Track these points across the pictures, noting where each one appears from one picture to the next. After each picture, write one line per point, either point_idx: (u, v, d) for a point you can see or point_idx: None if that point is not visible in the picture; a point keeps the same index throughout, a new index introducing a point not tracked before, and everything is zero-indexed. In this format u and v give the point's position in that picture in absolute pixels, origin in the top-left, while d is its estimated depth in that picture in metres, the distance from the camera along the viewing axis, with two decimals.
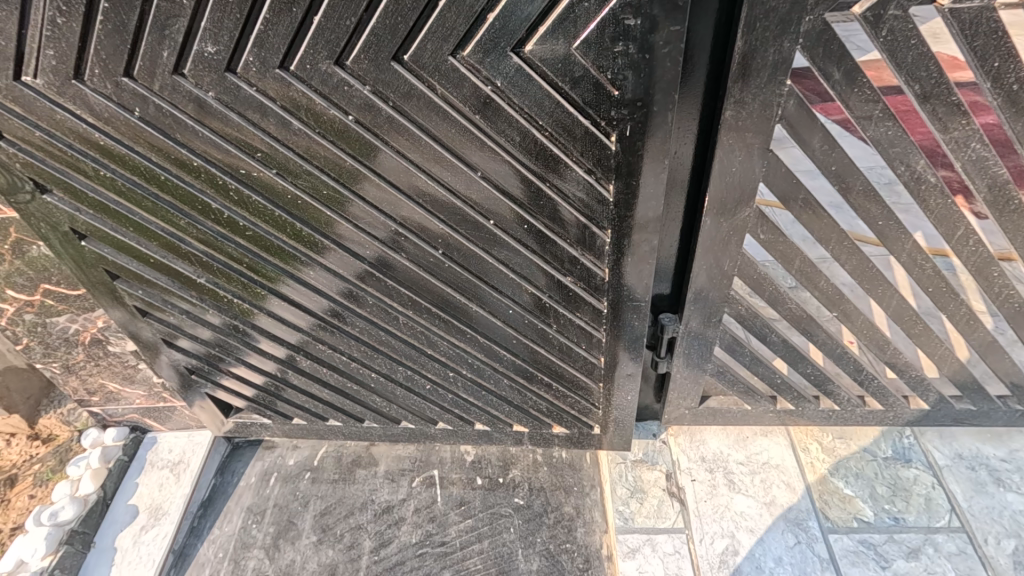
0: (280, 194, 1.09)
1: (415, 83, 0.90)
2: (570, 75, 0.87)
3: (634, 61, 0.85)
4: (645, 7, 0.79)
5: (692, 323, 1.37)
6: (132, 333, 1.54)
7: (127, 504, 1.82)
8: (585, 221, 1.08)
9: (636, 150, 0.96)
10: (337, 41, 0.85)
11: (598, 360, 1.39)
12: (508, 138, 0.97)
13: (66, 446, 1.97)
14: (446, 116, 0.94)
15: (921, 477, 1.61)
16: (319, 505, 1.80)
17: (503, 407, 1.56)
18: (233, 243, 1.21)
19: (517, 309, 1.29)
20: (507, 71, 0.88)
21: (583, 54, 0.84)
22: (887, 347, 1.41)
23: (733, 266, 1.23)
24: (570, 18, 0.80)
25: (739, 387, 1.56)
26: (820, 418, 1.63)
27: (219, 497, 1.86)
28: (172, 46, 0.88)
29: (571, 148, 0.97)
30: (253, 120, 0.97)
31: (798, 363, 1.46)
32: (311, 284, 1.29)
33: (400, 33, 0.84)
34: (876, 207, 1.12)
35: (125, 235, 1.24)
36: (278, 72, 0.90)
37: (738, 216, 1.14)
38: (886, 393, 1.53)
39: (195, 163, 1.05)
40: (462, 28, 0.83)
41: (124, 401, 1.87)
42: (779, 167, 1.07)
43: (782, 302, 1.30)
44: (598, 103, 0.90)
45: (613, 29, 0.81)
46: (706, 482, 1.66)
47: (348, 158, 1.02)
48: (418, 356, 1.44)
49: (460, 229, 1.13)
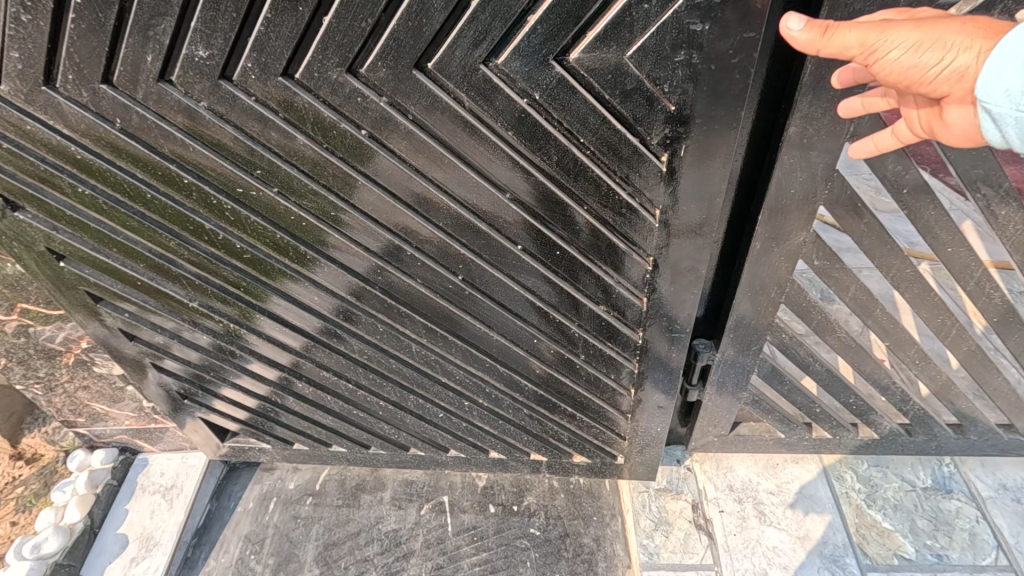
0: (283, 215, 0.97)
1: (439, 94, 0.78)
2: (621, 88, 0.76)
3: (697, 73, 0.73)
4: (716, 10, 0.67)
5: (729, 352, 1.27)
6: (119, 354, 1.42)
7: (116, 533, 1.71)
8: (625, 247, 0.98)
9: (689, 172, 0.85)
10: (350, 46, 0.73)
11: (627, 392, 1.30)
12: (545, 157, 0.85)
13: (50, 468, 1.85)
14: (475, 131, 0.82)
15: (964, 509, 1.52)
16: (321, 534, 1.69)
17: (521, 436, 1.45)
18: (229, 266, 1.09)
19: (542, 337, 1.18)
20: (547, 83, 0.76)
21: (637, 64, 0.73)
22: (938, 376, 1.32)
23: (782, 294, 1.12)
24: (626, 22, 0.68)
25: (774, 415, 1.46)
26: (858, 447, 1.54)
27: (215, 525, 1.74)
28: (157, 48, 0.75)
29: (616, 168, 0.86)
30: (252, 133, 0.85)
31: (840, 392, 1.36)
32: (316, 308, 1.18)
33: (424, 37, 0.72)
34: (944, 232, 1.01)
35: (108, 255, 1.12)
36: (281, 80, 0.77)
37: (792, 242, 1.02)
38: (931, 422, 1.44)
39: (186, 180, 0.93)
40: (498, 32, 0.71)
41: (112, 422, 1.75)
42: (843, 188, 0.96)
43: (831, 330, 1.20)
44: (650, 119, 0.79)
45: (675, 36, 0.69)
46: (735, 513, 1.56)
47: (361, 177, 0.90)
48: (432, 383, 1.33)
49: (484, 254, 1.02)
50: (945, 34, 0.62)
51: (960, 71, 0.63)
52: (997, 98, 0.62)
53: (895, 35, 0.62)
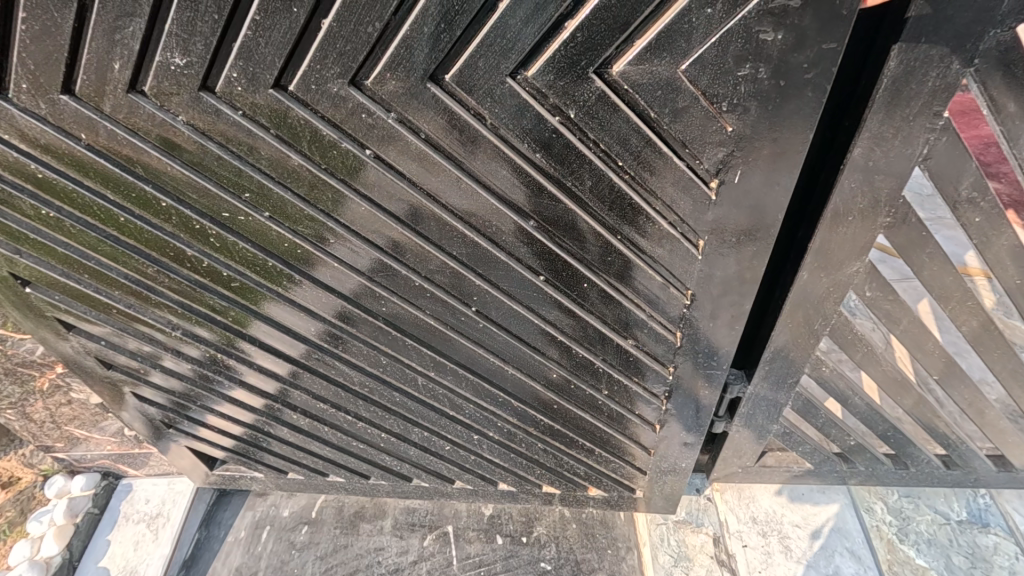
0: (275, 241, 0.86)
1: (458, 111, 0.67)
2: (672, 106, 0.65)
3: (762, 90, 0.63)
4: (794, 15, 0.56)
5: (764, 384, 1.16)
6: (97, 380, 1.31)
7: (97, 566, 1.60)
8: (663, 278, 0.88)
9: (741, 199, 0.75)
10: (354, 54, 0.62)
11: (651, 427, 1.21)
12: (578, 182, 0.74)
13: (28, 494, 1.73)
14: (497, 153, 0.71)
15: (1002, 544, 1.43)
16: (317, 566, 1.58)
17: (534, 469, 1.36)
18: (215, 294, 0.98)
19: (563, 372, 1.08)
20: (585, 99, 0.64)
21: (692, 79, 0.62)
22: (984, 408, 1.22)
23: (826, 325, 1.02)
24: (683, 29, 0.57)
25: (803, 447, 1.36)
26: (890, 479, 1.45)
27: (203, 555, 1.63)
28: (125, 54, 0.64)
29: (657, 194, 0.76)
30: (238, 153, 0.73)
31: (877, 423, 1.27)
32: (312, 338, 1.07)
33: (442, 44, 0.60)
34: (1013, 261, 0.91)
35: (80, 281, 1.01)
36: (272, 93, 0.66)
37: (844, 271, 0.92)
38: (971, 454, 1.35)
39: (164, 203, 0.81)
40: (530, 40, 0.59)
41: (93, 447, 1.63)
42: (906, 214, 0.85)
43: (876, 361, 1.11)
44: (703, 141, 0.68)
45: (741, 46, 0.59)
46: (759, 548, 1.46)
47: (364, 202, 0.79)
48: (438, 417, 1.23)
49: (501, 284, 0.91)
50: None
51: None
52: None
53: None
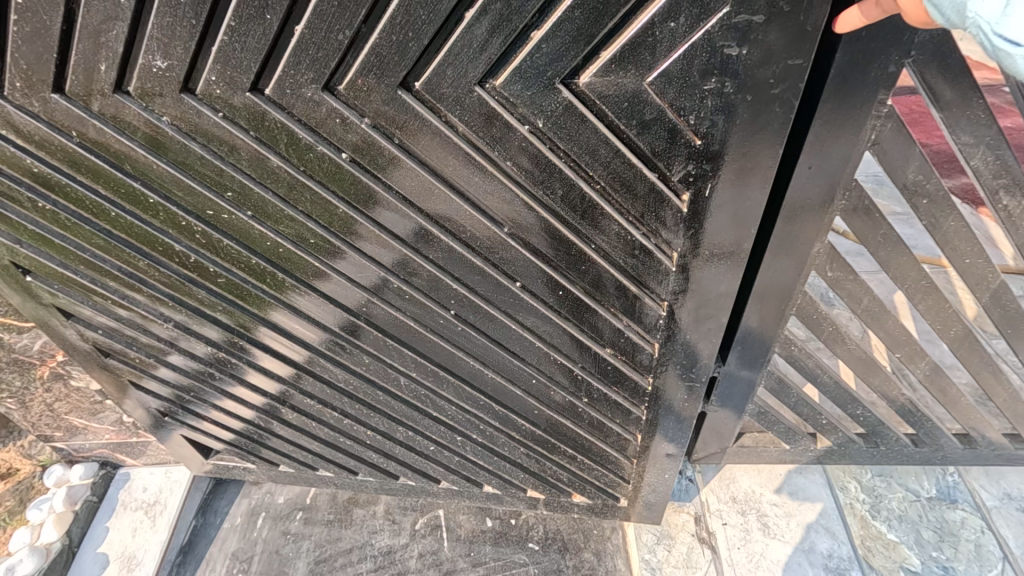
0: (259, 240, 0.91)
1: (428, 116, 0.71)
2: (638, 118, 0.70)
3: (728, 103, 0.67)
4: (756, 31, 0.61)
5: (738, 363, 1.22)
6: (98, 369, 1.35)
7: (96, 553, 1.65)
8: (638, 291, 0.94)
9: (713, 212, 0.81)
10: (327, 60, 0.66)
11: (633, 438, 1.28)
12: (549, 190, 0.79)
13: (27, 484, 1.76)
14: (467, 159, 0.76)
15: (968, 520, 1.50)
16: (312, 551, 1.63)
17: (517, 473, 1.42)
18: (203, 289, 1.03)
19: (543, 378, 1.14)
20: (552, 107, 0.69)
21: (658, 91, 0.66)
22: (947, 386, 1.30)
23: (793, 305, 1.08)
24: (647, 42, 0.62)
25: (778, 428, 1.43)
26: (862, 458, 1.51)
27: (200, 541, 1.68)
28: (110, 57, 0.68)
29: (630, 206, 0.81)
30: (220, 153, 0.78)
31: (847, 402, 1.34)
32: (300, 335, 1.11)
33: (410, 52, 0.64)
34: (963, 243, 0.98)
35: (81, 272, 1.05)
36: (249, 96, 0.70)
37: (806, 253, 0.98)
38: (937, 431, 1.41)
39: (152, 200, 0.86)
40: (497, 48, 0.63)
41: (92, 435, 1.67)
42: (860, 198, 0.92)
43: (841, 341, 1.18)
44: (671, 154, 0.74)
45: (706, 60, 0.63)
46: (738, 526, 1.52)
47: (343, 203, 0.84)
48: (421, 418, 1.28)
49: (479, 289, 0.96)
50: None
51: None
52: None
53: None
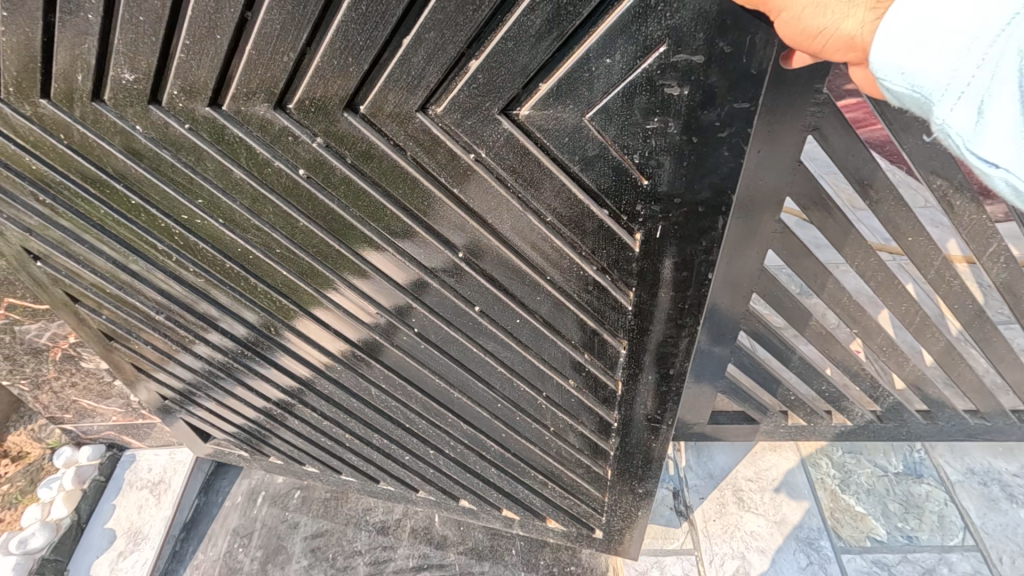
0: (229, 245, 0.92)
1: (375, 139, 0.68)
2: (582, 154, 0.65)
3: (676, 144, 0.62)
4: (700, 72, 0.55)
5: (706, 338, 1.30)
6: (105, 352, 1.42)
7: (103, 528, 1.72)
8: (594, 325, 0.91)
9: (665, 258, 0.76)
10: (274, 82, 0.63)
11: (602, 470, 1.28)
12: (498, 219, 0.75)
13: (37, 465, 1.84)
14: (415, 184, 0.73)
15: (933, 492, 1.57)
16: (310, 526, 1.71)
17: (491, 492, 1.45)
18: (186, 288, 1.06)
19: (507, 404, 1.17)
20: (493, 138, 0.65)
21: (600, 127, 0.62)
22: (905, 362, 1.39)
23: (754, 281, 1.17)
24: (585, 77, 0.57)
25: (749, 403, 1.51)
26: (832, 434, 1.59)
27: (203, 518, 1.76)
28: (86, 70, 0.68)
29: (581, 243, 0.76)
30: (189, 163, 0.77)
31: (813, 378, 1.42)
32: (279, 342, 1.14)
33: (352, 76, 0.61)
34: (904, 222, 1.07)
35: (86, 261, 1.11)
36: (208, 110, 0.68)
37: (762, 232, 1.06)
38: (901, 408, 1.49)
39: (136, 202, 0.88)
40: (433, 75, 0.60)
41: (99, 418, 1.76)
42: (808, 181, 1.01)
43: (801, 317, 1.27)
44: (622, 193, 0.69)
45: (647, 99, 0.58)
46: (714, 500, 1.60)
47: (303, 217, 0.82)
48: (397, 429, 1.33)
49: (437, 309, 0.96)
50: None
51: (846, 41, 0.49)
52: (891, 76, 0.44)
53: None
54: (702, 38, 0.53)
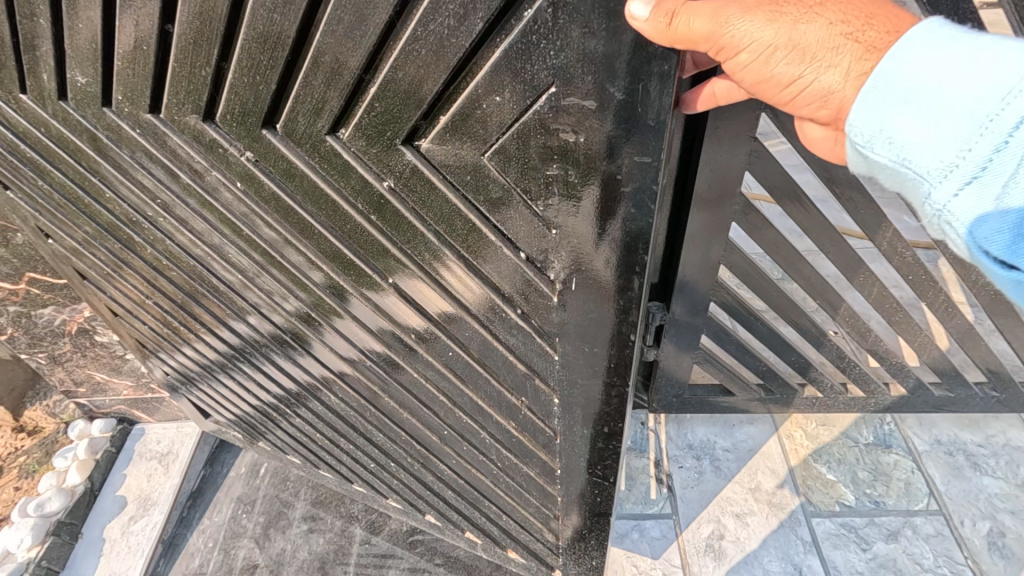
0: (190, 245, 0.94)
1: (292, 158, 0.64)
2: (486, 194, 0.57)
3: (579, 198, 0.53)
4: (592, 119, 0.46)
5: (679, 310, 1.39)
6: (116, 326, 1.52)
7: (115, 495, 1.82)
8: (524, 368, 0.81)
9: (591, 313, 0.66)
10: (198, 92, 0.62)
11: (555, 517, 1.11)
12: (413, 249, 0.69)
13: (52, 438, 1.93)
14: (336, 207, 0.68)
15: (900, 462, 1.65)
16: (311, 494, 1.79)
17: (452, 513, 1.34)
18: (167, 279, 1.10)
19: (452, 431, 1.07)
20: (399, 168, 0.59)
21: (500, 169, 0.53)
22: (867, 333, 1.49)
23: (721, 255, 1.25)
24: (475, 115, 0.50)
25: (724, 374, 1.60)
26: (805, 406, 1.67)
27: (209, 488, 1.85)
28: (49, 70, 0.70)
29: (499, 283, 0.68)
30: (144, 165, 0.79)
31: (783, 350, 1.52)
32: (250, 341, 1.17)
33: (263, 94, 0.58)
34: (854, 195, 1.17)
35: (79, 245, 1.15)
36: (150, 117, 0.68)
37: (724, 208, 1.15)
38: (868, 379, 1.58)
39: (111, 197, 0.92)
40: (337, 101, 0.55)
41: (112, 392, 1.86)
42: (763, 159, 1.11)
43: (767, 289, 1.38)
44: (534, 239, 0.60)
45: (544, 142, 0.49)
46: (692, 468, 1.69)
47: (245, 227, 0.81)
48: (358, 436, 1.28)
49: (370, 325, 0.90)
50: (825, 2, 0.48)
51: (824, 97, 0.51)
52: (878, 144, 0.50)
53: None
54: (592, 81, 0.44)
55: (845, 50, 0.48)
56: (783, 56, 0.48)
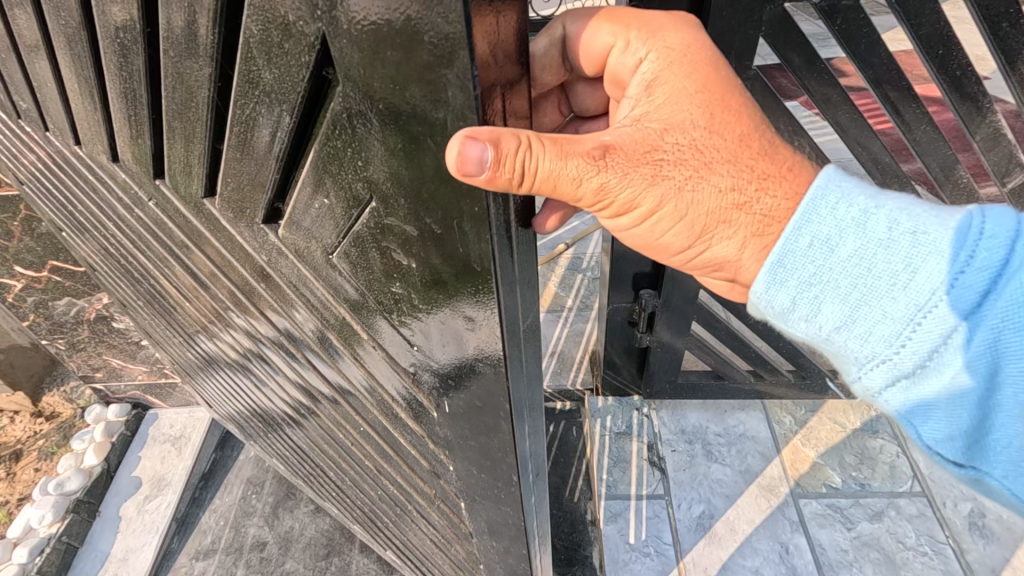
0: (150, 264, 1.04)
1: (196, 212, 0.67)
2: (341, 289, 0.55)
3: (419, 306, 0.49)
4: (415, 246, 0.43)
5: (670, 300, 1.50)
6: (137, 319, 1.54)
7: (130, 476, 1.90)
8: (421, 457, 0.79)
9: (461, 418, 0.62)
10: (114, 136, 0.68)
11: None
12: (298, 322, 0.70)
13: (69, 423, 2.01)
14: (236, 265, 0.70)
15: (886, 446, 1.71)
16: None
17: (399, 551, 1.37)
18: (148, 287, 1.18)
19: (380, 492, 1.07)
20: (263, 245, 0.59)
21: (346, 267, 0.51)
22: None
23: None
24: (311, 209, 0.48)
25: (715, 360, 1.67)
26: (794, 392, 1.73)
27: (220, 470, 1.93)
28: (26, 103, 0.82)
29: (374, 369, 0.65)
30: (104, 192, 0.88)
31: (771, 336, 1.58)
32: (211, 354, 1.25)
33: (148, 145, 0.63)
34: None
35: (97, 241, 1.20)
36: (108, 161, 0.76)
37: None
38: None
39: (92, 213, 1.03)
40: (203, 165, 0.57)
41: (126, 377, 1.93)
42: None
43: None
44: (388, 336, 0.57)
45: (379, 254, 0.46)
46: (685, 452, 1.75)
47: (181, 259, 0.87)
48: (314, 466, 1.33)
49: (296, 383, 0.93)
50: (712, 166, 0.53)
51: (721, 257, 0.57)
52: (783, 307, 0.54)
53: (506, 156, 0.39)
54: (405, 207, 0.40)
55: (738, 223, 0.54)
56: (668, 222, 0.54)
